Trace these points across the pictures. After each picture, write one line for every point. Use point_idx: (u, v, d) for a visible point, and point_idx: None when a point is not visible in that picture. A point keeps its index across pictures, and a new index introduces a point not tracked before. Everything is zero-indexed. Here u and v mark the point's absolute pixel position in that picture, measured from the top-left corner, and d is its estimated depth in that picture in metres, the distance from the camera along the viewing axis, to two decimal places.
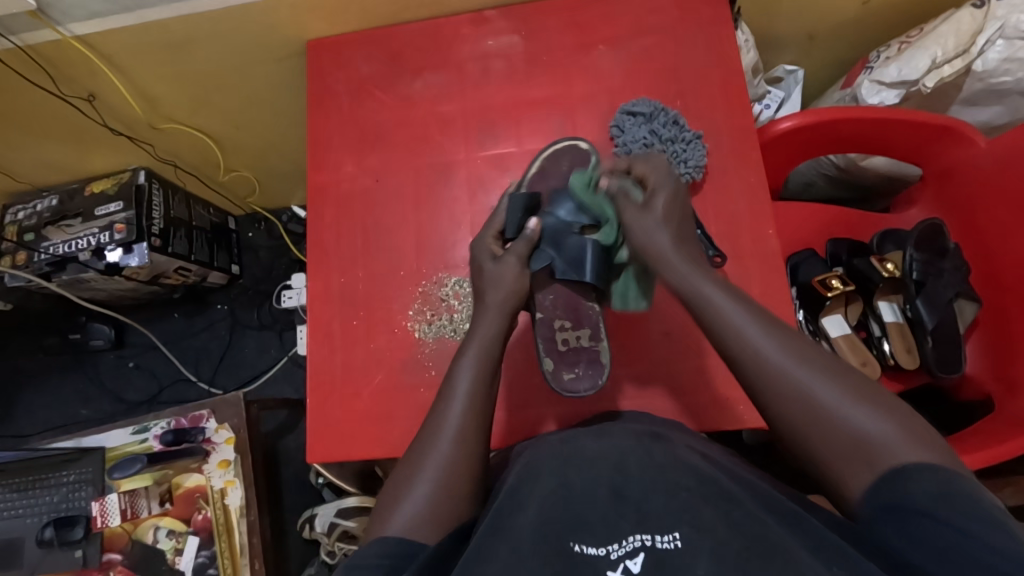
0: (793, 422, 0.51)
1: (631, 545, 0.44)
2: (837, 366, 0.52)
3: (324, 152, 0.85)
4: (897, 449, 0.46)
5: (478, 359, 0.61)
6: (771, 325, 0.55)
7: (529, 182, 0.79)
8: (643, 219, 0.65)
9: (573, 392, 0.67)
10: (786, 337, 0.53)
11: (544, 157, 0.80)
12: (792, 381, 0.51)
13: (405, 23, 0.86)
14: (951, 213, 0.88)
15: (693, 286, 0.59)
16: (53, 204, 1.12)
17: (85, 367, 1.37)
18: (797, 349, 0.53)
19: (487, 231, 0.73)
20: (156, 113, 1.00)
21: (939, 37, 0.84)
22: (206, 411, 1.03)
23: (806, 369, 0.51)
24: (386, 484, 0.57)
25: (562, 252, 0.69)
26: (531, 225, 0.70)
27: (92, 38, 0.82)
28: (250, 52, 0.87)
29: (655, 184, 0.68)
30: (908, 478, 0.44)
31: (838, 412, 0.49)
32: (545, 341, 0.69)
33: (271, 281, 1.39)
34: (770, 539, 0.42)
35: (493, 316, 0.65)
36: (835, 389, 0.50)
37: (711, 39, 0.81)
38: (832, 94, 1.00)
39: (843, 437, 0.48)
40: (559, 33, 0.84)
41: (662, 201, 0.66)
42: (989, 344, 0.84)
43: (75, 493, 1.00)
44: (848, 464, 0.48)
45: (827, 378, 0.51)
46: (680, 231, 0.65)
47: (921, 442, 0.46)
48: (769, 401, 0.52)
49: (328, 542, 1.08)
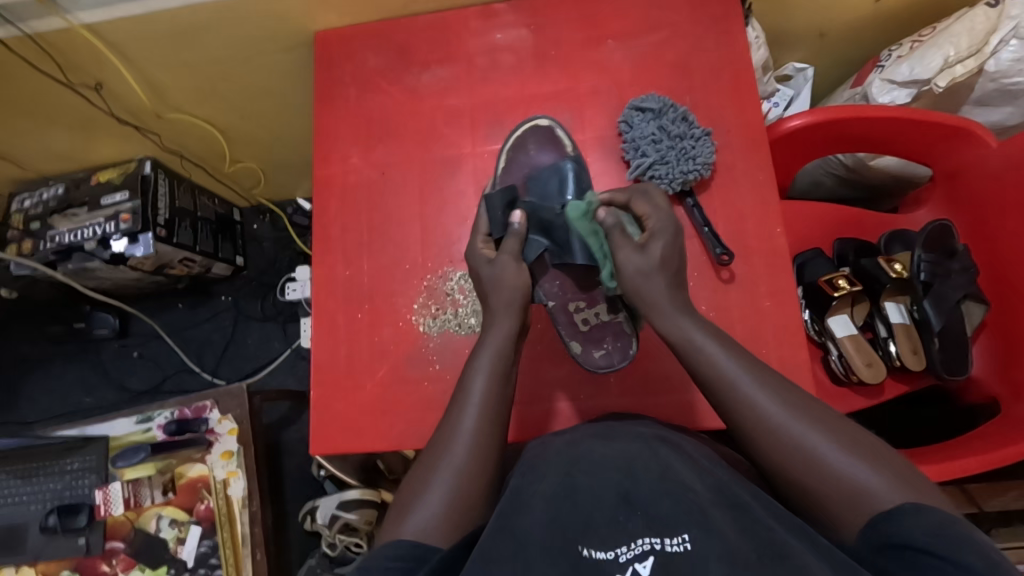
0: (791, 472, 0.52)
1: (640, 548, 0.44)
2: (832, 418, 0.53)
3: (331, 143, 0.85)
4: (885, 492, 0.47)
5: (494, 362, 0.61)
6: (764, 377, 0.56)
7: (501, 178, 0.79)
8: (638, 260, 0.62)
9: (608, 367, 0.69)
10: (778, 390, 0.55)
11: (508, 148, 0.80)
12: (785, 431, 0.52)
13: (413, 15, 0.86)
14: (960, 214, 0.88)
15: (684, 335, 0.60)
16: (59, 193, 1.13)
17: (89, 356, 1.38)
18: (792, 403, 0.54)
19: (476, 237, 0.71)
20: (163, 103, 1.00)
21: (952, 36, 0.83)
22: (210, 401, 1.01)
23: (799, 421, 0.53)
24: (401, 487, 0.57)
25: (553, 237, 0.69)
26: (516, 219, 0.67)
27: (100, 27, 0.82)
28: (257, 42, 0.86)
29: (656, 227, 0.64)
30: (903, 518, 0.45)
31: (828, 458, 0.50)
32: (566, 325, 0.70)
33: (275, 272, 1.39)
34: (781, 545, 0.42)
35: (504, 319, 0.64)
36: (829, 438, 0.51)
37: (722, 35, 0.81)
38: (841, 92, 1.00)
39: (836, 483, 0.49)
40: (568, 27, 0.83)
41: (659, 246, 0.63)
42: (996, 346, 0.84)
43: (77, 480, 1.00)
44: (841, 505, 0.49)
45: (822, 429, 0.52)
46: (674, 277, 0.63)
47: (909, 486, 0.48)
48: (768, 453, 0.53)
49: (328, 534, 1.08)
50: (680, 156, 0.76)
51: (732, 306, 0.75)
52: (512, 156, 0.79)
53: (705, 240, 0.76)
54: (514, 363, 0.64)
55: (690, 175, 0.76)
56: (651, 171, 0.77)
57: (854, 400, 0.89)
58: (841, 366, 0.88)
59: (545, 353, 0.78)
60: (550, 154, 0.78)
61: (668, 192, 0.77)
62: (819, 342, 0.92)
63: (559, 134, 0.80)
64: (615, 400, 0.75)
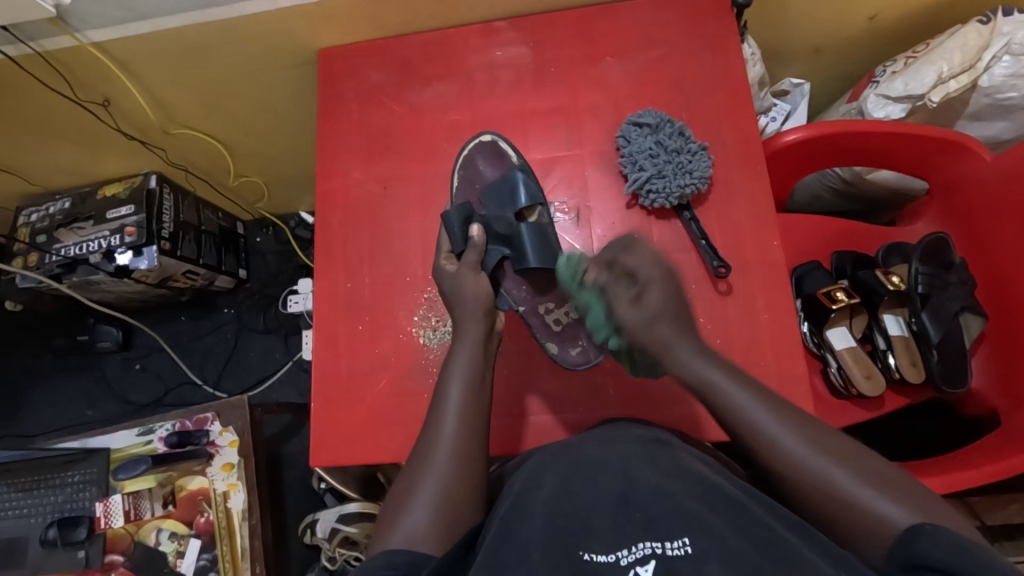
0: (815, 506, 0.51)
1: (642, 552, 0.44)
2: (861, 451, 0.52)
3: (333, 158, 0.86)
4: (916, 521, 0.46)
5: (467, 369, 0.62)
6: (789, 413, 0.55)
7: (457, 195, 0.80)
8: (636, 314, 0.64)
9: (585, 364, 0.71)
10: (802, 427, 0.54)
11: (460, 166, 0.81)
12: (813, 470, 0.51)
13: (415, 33, 0.88)
14: (956, 228, 0.88)
15: (698, 375, 0.59)
16: (65, 207, 1.14)
17: (92, 368, 1.39)
18: (821, 440, 0.53)
19: (439, 254, 0.73)
20: (170, 119, 1.01)
21: (945, 52, 0.84)
22: (212, 413, 1.02)
23: (824, 455, 0.51)
24: (387, 501, 0.56)
25: (512, 245, 0.72)
26: (475, 232, 0.71)
27: (108, 44, 0.83)
28: (262, 59, 0.88)
29: (648, 276, 0.65)
30: (920, 538, 0.44)
31: (857, 493, 0.49)
32: (540, 327, 0.73)
33: (278, 285, 1.40)
34: (778, 543, 0.42)
35: (472, 324, 0.66)
36: (847, 468, 0.50)
37: (718, 51, 0.82)
38: (838, 107, 1.01)
39: (865, 513, 0.48)
40: (566, 43, 0.85)
41: (655, 294, 0.64)
42: (996, 359, 0.84)
43: (79, 494, 1.00)
44: (865, 532, 0.47)
45: (849, 465, 0.50)
46: (675, 318, 0.63)
47: (942, 517, 0.46)
48: (789, 485, 0.52)
49: (328, 548, 1.09)
50: (676, 170, 0.76)
51: (731, 319, 0.76)
52: (464, 174, 0.80)
53: (702, 253, 0.77)
54: (487, 370, 0.65)
55: (686, 190, 0.77)
56: (648, 184, 0.77)
57: (855, 412, 0.90)
58: (840, 378, 0.88)
59: (542, 365, 0.78)
60: (497, 169, 0.80)
61: (665, 206, 0.78)
62: (818, 354, 0.92)
63: (503, 147, 0.81)
64: (614, 411, 0.75)
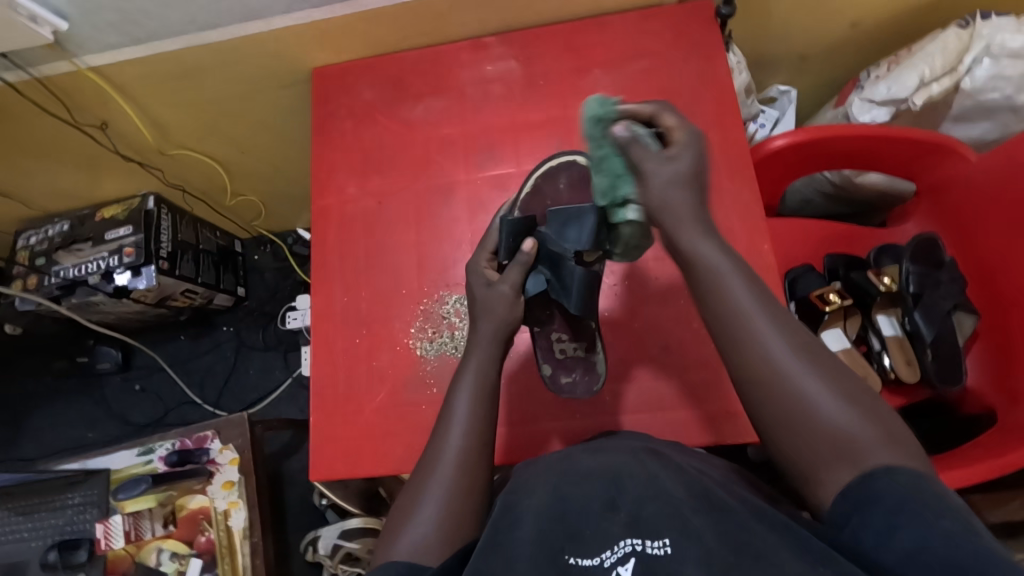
0: (782, 418, 0.49)
1: (623, 550, 0.44)
2: (841, 369, 0.51)
3: (328, 175, 0.87)
4: (877, 451, 0.46)
5: (477, 380, 0.62)
6: (777, 316, 0.53)
7: (524, 203, 0.75)
8: (667, 171, 0.59)
9: (569, 395, 0.73)
10: (790, 332, 0.52)
11: (537, 175, 0.76)
12: (786, 374, 0.50)
13: (405, 51, 0.89)
14: (946, 225, 0.89)
15: (706, 263, 0.56)
16: (64, 229, 1.15)
17: (92, 391, 1.39)
18: (805, 348, 0.51)
19: (481, 251, 0.72)
20: (167, 140, 1.03)
21: (926, 56, 0.86)
22: (212, 431, 1.02)
23: (804, 364, 0.50)
24: (393, 509, 0.57)
25: (557, 274, 0.69)
26: (527, 248, 0.68)
27: (107, 69, 0.85)
28: (256, 79, 0.90)
29: (684, 139, 0.60)
30: (880, 477, 0.44)
31: (823, 407, 0.48)
32: (543, 348, 0.74)
33: (277, 302, 1.40)
34: (759, 546, 0.42)
35: (486, 345, 0.65)
36: (828, 387, 0.49)
37: (704, 61, 0.84)
38: (824, 113, 1.02)
39: (827, 432, 0.47)
40: (555, 57, 0.86)
41: (687, 157, 0.60)
42: (990, 356, 0.84)
43: (80, 515, 1.00)
44: (832, 458, 0.46)
45: (825, 380, 0.49)
46: (693, 184, 0.59)
47: (901, 448, 0.46)
48: (762, 394, 0.51)
49: (331, 565, 1.08)
50: None
51: None
52: (538, 184, 0.76)
53: None
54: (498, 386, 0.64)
55: None
56: None
57: None
58: None
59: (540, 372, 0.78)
60: (576, 195, 0.74)
61: None
62: None
63: None
64: (612, 418, 0.75)
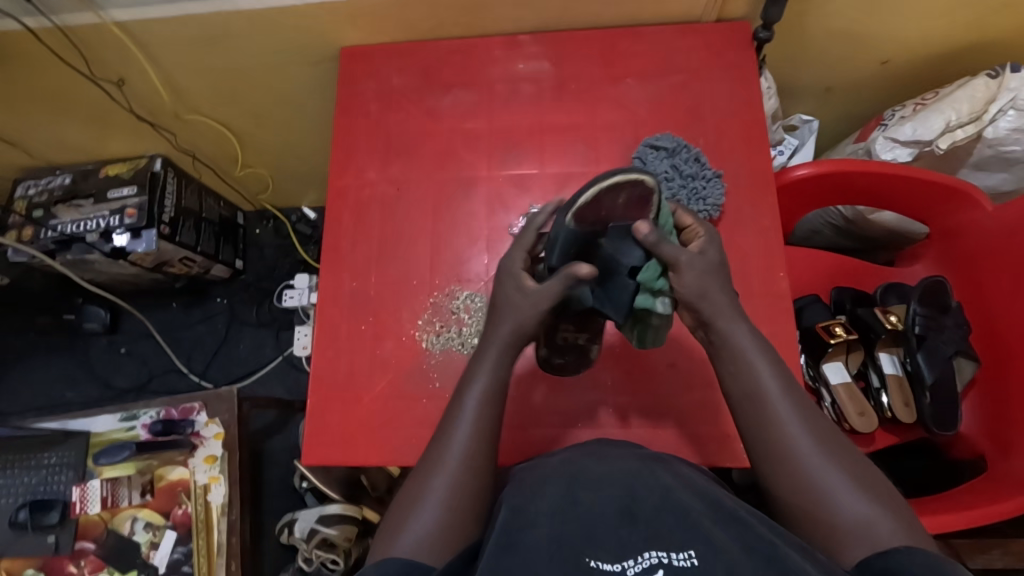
0: (801, 498, 0.52)
1: (648, 561, 0.43)
2: (852, 453, 0.55)
3: (348, 157, 0.86)
4: (892, 533, 0.49)
5: (488, 380, 0.61)
6: (798, 403, 0.57)
7: (579, 212, 0.65)
8: (702, 262, 0.63)
9: (558, 371, 0.75)
10: (806, 415, 0.56)
11: (601, 187, 0.63)
12: (805, 457, 0.53)
13: (437, 40, 0.88)
14: (954, 271, 0.90)
15: (736, 345, 0.60)
16: (65, 183, 1.12)
17: (76, 350, 1.36)
18: (822, 435, 0.55)
19: (519, 248, 0.67)
20: (183, 104, 1.01)
21: (954, 101, 0.86)
22: (198, 404, 1.00)
23: (820, 446, 0.54)
24: (393, 502, 0.56)
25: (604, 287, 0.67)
26: (583, 271, 0.61)
27: (131, 25, 0.83)
28: (284, 52, 0.88)
29: (708, 236, 0.66)
30: (897, 555, 0.47)
31: (839, 491, 0.52)
32: (546, 334, 0.72)
33: (274, 279, 1.39)
34: (784, 561, 0.42)
35: (498, 350, 0.63)
36: (842, 470, 0.53)
37: (736, 82, 0.84)
38: (845, 146, 1.03)
39: (844, 513, 0.51)
40: (588, 63, 0.86)
41: (713, 251, 0.64)
42: (985, 403, 0.85)
43: (53, 477, 0.97)
44: (851, 538, 0.50)
45: (841, 464, 0.53)
46: (720, 275, 0.64)
47: (911, 531, 0.50)
48: (781, 474, 0.54)
49: (305, 549, 1.05)
50: (689, 197, 0.78)
51: None
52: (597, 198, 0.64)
53: None
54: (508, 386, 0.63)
55: (700, 216, 0.78)
56: None
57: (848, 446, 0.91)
58: (834, 413, 0.89)
59: (544, 377, 0.78)
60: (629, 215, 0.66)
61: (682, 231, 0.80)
62: (813, 387, 0.93)
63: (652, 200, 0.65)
64: (613, 429, 0.75)
